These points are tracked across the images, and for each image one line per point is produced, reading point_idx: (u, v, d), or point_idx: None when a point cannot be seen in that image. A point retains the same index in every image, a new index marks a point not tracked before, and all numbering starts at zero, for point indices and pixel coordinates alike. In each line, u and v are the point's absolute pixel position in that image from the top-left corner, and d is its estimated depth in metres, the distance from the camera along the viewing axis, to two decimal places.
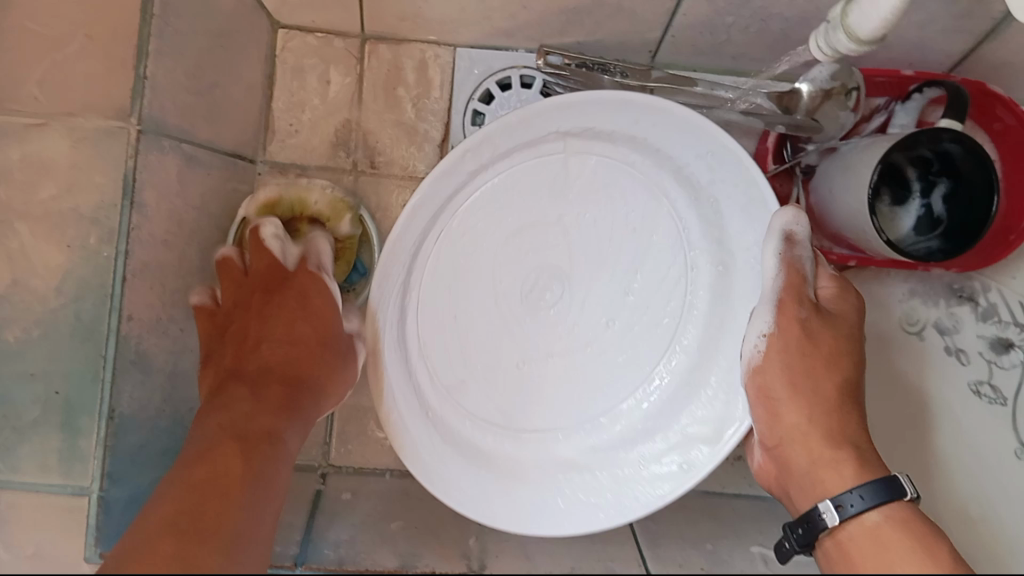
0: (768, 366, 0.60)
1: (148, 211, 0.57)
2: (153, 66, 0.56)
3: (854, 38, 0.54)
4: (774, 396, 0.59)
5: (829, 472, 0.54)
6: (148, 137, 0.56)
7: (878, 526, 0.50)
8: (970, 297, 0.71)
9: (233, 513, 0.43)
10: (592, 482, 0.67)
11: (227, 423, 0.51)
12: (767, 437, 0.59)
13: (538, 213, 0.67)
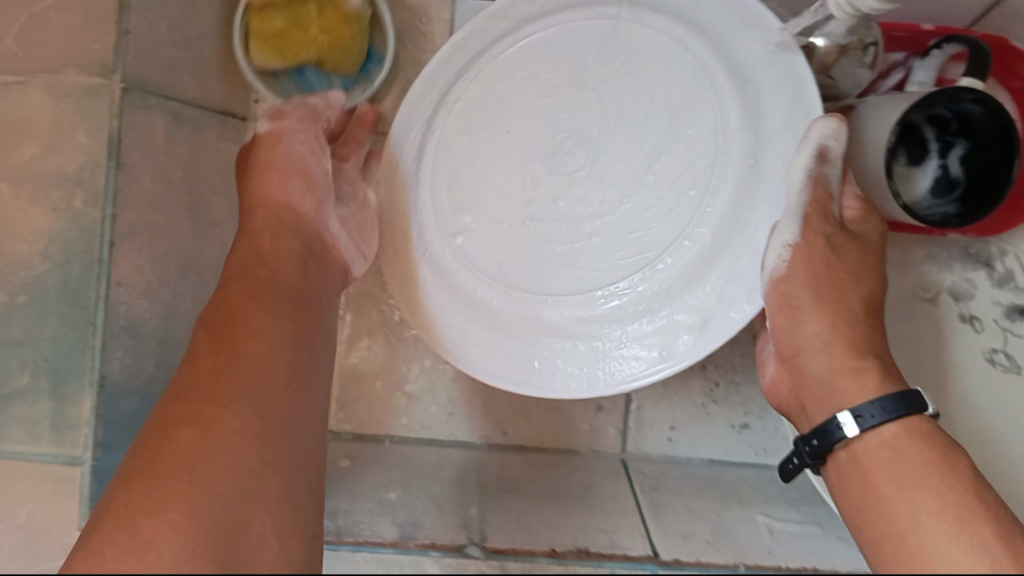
0: (792, 276, 0.56)
1: (136, 172, 0.54)
2: (136, 19, 0.54)
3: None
4: (796, 304, 0.56)
5: (843, 380, 0.52)
6: (132, 96, 0.53)
7: (898, 439, 0.47)
8: (986, 262, 0.69)
9: (206, 441, 0.38)
10: (572, 350, 0.63)
11: (249, 363, 0.43)
12: (786, 346, 0.56)
13: (575, 70, 0.61)
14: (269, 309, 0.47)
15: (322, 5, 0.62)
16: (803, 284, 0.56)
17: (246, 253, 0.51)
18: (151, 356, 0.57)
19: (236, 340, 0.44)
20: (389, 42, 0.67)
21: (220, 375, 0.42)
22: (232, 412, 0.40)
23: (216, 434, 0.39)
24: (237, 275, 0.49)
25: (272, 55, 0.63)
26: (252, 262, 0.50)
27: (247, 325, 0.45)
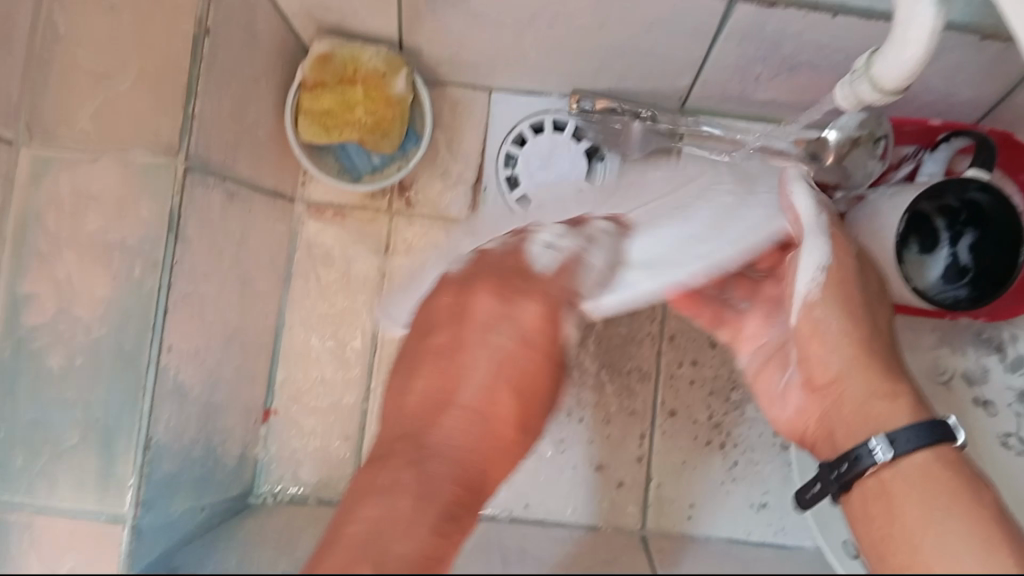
0: (828, 298, 0.57)
1: (192, 245, 0.58)
2: (201, 104, 0.58)
3: (874, 92, 0.46)
4: (836, 326, 0.57)
5: (882, 403, 0.53)
6: (194, 174, 0.58)
7: (927, 465, 0.49)
8: (998, 347, 0.71)
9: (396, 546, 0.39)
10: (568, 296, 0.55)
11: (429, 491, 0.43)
12: (821, 373, 0.57)
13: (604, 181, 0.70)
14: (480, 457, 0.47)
15: (367, 88, 0.66)
16: (839, 308, 0.57)
17: (498, 387, 0.49)
18: (193, 422, 0.60)
19: (451, 476, 0.45)
20: (428, 121, 0.70)
21: (407, 495, 0.42)
22: (416, 531, 0.41)
23: (392, 542, 0.39)
24: (442, 410, 0.48)
25: (319, 132, 0.67)
26: (477, 389, 0.49)
27: (445, 450, 0.46)
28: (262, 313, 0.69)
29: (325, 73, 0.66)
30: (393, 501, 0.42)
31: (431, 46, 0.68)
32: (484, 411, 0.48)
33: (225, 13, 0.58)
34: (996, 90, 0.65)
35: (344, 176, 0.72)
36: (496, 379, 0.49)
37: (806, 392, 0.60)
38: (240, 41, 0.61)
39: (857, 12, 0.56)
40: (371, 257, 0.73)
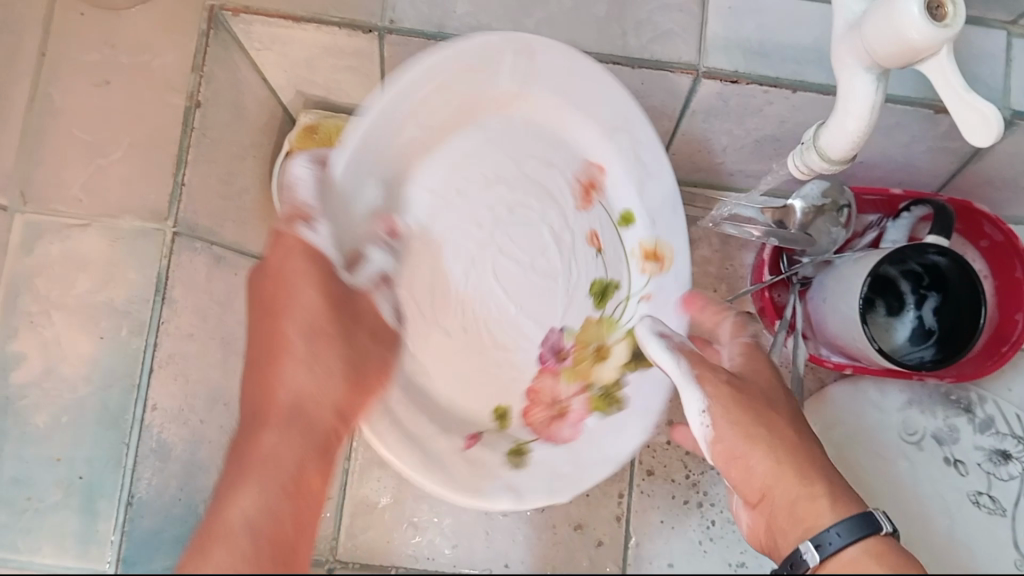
0: (721, 435, 0.54)
1: (178, 306, 0.59)
2: (190, 173, 0.60)
3: (827, 161, 0.48)
4: (738, 447, 0.54)
5: (804, 502, 0.52)
6: (182, 239, 0.60)
7: (857, 560, 0.47)
8: (967, 408, 0.72)
9: (244, 536, 0.40)
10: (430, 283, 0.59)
11: (275, 461, 0.43)
12: (752, 485, 0.54)
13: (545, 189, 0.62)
14: (304, 446, 0.45)
15: None
16: (733, 423, 0.54)
17: (330, 369, 0.49)
18: (176, 479, 0.60)
19: (282, 461, 0.44)
20: None
21: (251, 477, 0.42)
22: (268, 522, 0.41)
23: (235, 533, 0.40)
24: (276, 403, 0.47)
25: None
26: (302, 371, 0.48)
27: (269, 455, 0.44)
28: None
29: (310, 143, 0.69)
30: (238, 500, 0.42)
31: None
32: (308, 393, 0.47)
33: (215, 87, 0.62)
34: (947, 157, 0.68)
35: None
36: (326, 362, 0.49)
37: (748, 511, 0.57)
38: (230, 114, 0.64)
39: (811, 89, 0.62)
40: None
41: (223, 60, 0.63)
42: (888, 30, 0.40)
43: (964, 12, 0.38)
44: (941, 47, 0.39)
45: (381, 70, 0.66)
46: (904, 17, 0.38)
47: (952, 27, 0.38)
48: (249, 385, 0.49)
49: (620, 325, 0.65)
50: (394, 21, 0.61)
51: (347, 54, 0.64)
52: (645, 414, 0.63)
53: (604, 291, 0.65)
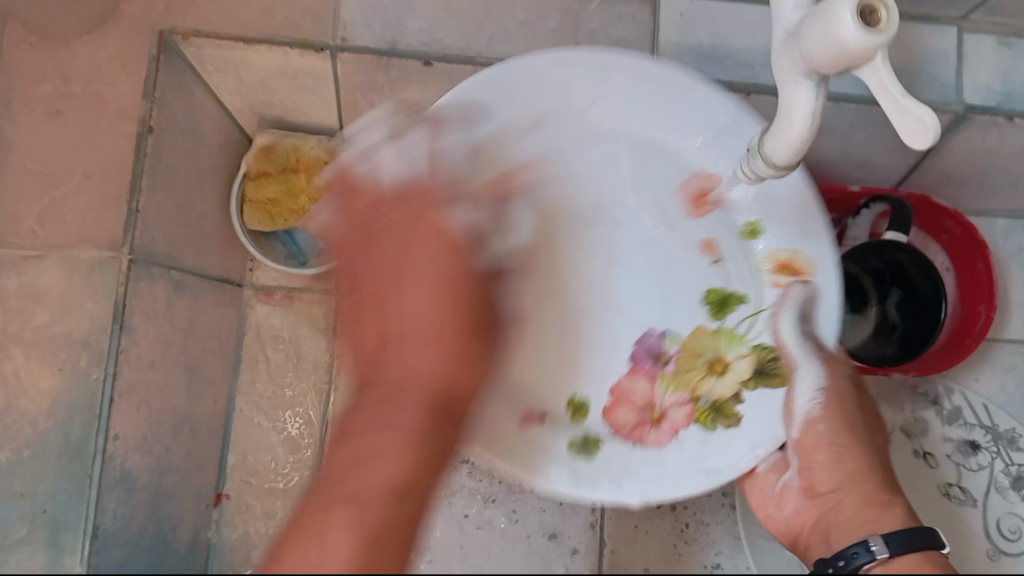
0: (826, 415, 0.57)
1: (138, 334, 0.59)
2: (145, 199, 0.60)
3: (774, 167, 0.49)
4: (836, 443, 0.56)
5: (875, 513, 0.52)
6: (139, 266, 0.59)
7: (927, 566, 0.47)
8: (934, 400, 0.73)
9: (382, 479, 0.38)
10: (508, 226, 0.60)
11: (424, 385, 0.42)
12: (822, 480, 0.56)
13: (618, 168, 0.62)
14: (448, 379, 0.43)
15: (312, 177, 0.69)
16: (837, 425, 0.56)
17: (427, 311, 0.44)
18: (144, 507, 0.60)
19: (369, 399, 0.43)
20: None
21: (383, 403, 0.42)
22: (414, 445, 0.40)
23: (374, 499, 0.37)
24: (388, 346, 0.44)
25: (265, 221, 0.70)
26: (387, 312, 0.45)
27: (415, 393, 0.42)
28: (211, 398, 0.69)
29: (269, 164, 0.69)
30: (367, 442, 0.40)
31: None
32: (402, 315, 0.44)
33: (169, 113, 0.61)
34: (907, 152, 0.69)
35: (290, 261, 0.73)
36: (416, 298, 0.45)
37: (803, 499, 0.57)
38: (185, 138, 0.64)
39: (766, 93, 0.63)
40: (319, 337, 0.73)
41: (176, 86, 0.62)
42: (825, 42, 0.40)
43: (897, 19, 0.39)
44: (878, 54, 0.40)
45: (337, 90, 0.66)
46: (841, 30, 0.39)
47: (885, 33, 0.39)
48: (362, 341, 0.46)
49: (743, 339, 0.61)
50: (346, 40, 0.61)
51: (302, 75, 0.64)
52: (764, 438, 0.58)
53: (723, 303, 0.62)
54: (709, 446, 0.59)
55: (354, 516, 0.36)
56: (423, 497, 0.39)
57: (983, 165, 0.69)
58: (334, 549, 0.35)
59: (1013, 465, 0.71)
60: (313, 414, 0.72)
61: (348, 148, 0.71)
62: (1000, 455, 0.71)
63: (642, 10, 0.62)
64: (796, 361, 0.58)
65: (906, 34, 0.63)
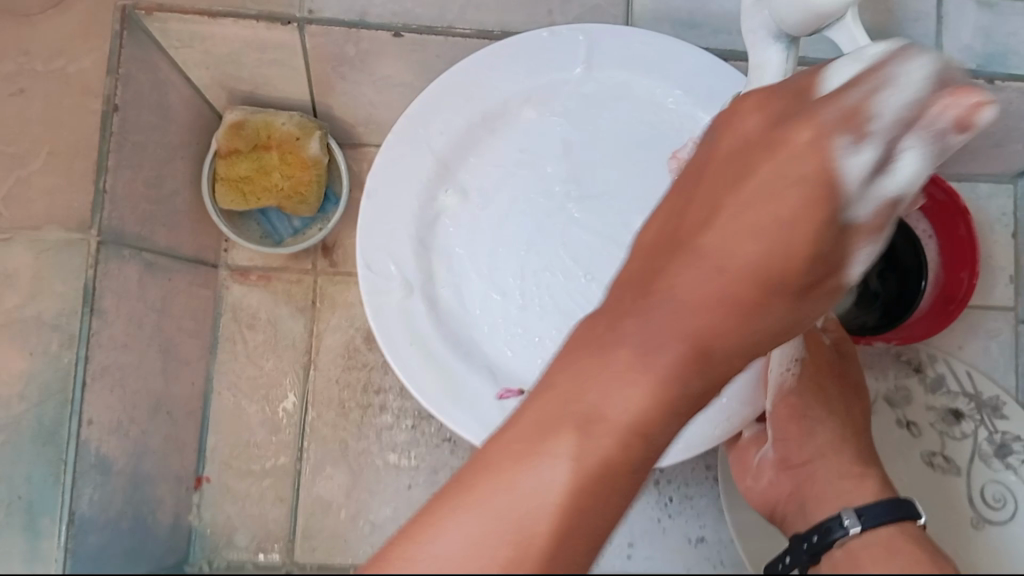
0: (801, 386, 0.62)
1: (109, 317, 0.58)
2: (112, 180, 0.58)
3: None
4: (810, 416, 0.61)
5: (849, 483, 0.55)
6: (108, 248, 0.58)
7: (891, 535, 0.48)
8: (918, 367, 0.72)
9: (616, 414, 0.33)
10: (432, 227, 0.61)
11: (694, 307, 0.36)
12: (798, 452, 0.60)
13: (579, 138, 0.62)
14: (765, 284, 0.37)
15: (283, 153, 0.68)
16: (811, 397, 0.62)
17: (806, 213, 0.37)
18: (121, 493, 0.60)
19: (613, 301, 0.38)
20: (345, 182, 0.71)
21: (637, 304, 0.36)
22: (664, 376, 0.35)
23: (608, 434, 0.33)
24: (692, 241, 0.38)
25: (236, 199, 0.69)
26: (717, 210, 0.38)
27: (685, 301, 0.36)
28: (188, 380, 0.68)
29: (238, 141, 0.68)
30: (592, 350, 0.35)
31: (345, 111, 0.71)
32: (789, 213, 0.37)
33: (135, 90, 0.60)
34: None
35: (265, 241, 0.72)
36: (779, 200, 0.37)
37: (780, 469, 0.60)
38: (152, 116, 0.62)
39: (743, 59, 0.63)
40: (297, 316, 0.72)
41: (141, 61, 0.61)
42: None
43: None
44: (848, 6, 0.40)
45: (307, 63, 0.64)
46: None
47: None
48: (651, 238, 0.40)
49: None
50: (313, 12, 0.60)
51: (270, 49, 0.63)
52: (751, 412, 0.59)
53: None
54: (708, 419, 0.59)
55: (576, 447, 0.32)
56: (661, 442, 0.35)
57: None
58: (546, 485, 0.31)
59: (997, 433, 0.70)
60: (292, 396, 0.71)
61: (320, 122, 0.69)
62: (984, 423, 0.71)
63: None
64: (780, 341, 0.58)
65: None
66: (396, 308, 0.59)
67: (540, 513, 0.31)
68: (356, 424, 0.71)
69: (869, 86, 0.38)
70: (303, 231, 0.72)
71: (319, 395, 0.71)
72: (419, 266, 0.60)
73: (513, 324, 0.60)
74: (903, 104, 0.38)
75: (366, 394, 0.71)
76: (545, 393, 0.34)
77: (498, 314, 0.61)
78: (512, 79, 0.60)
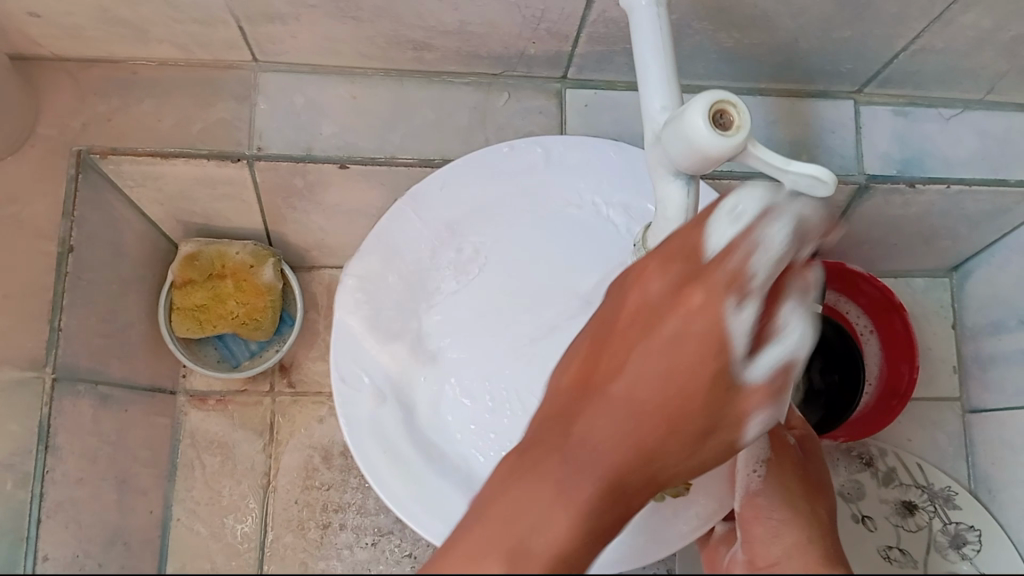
0: (768, 485, 0.57)
1: (64, 453, 0.59)
2: (68, 319, 0.60)
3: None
4: (774, 519, 0.54)
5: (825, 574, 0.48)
6: (63, 384, 0.60)
7: None
8: (869, 461, 0.75)
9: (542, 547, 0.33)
10: (396, 329, 0.57)
11: (603, 453, 0.37)
12: (764, 555, 0.52)
13: (540, 232, 0.59)
14: (671, 429, 0.38)
15: (238, 281, 0.71)
16: (777, 496, 0.56)
17: (698, 367, 0.39)
18: None
19: (537, 435, 0.38)
20: (299, 305, 0.74)
21: (552, 456, 0.36)
22: (588, 513, 0.35)
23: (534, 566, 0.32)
24: (603, 388, 0.39)
25: (193, 327, 0.71)
26: (625, 361, 0.39)
27: (597, 453, 0.37)
28: (146, 508, 0.68)
29: (193, 270, 0.70)
30: (522, 484, 0.35)
31: (299, 237, 0.73)
32: (687, 365, 0.39)
33: (90, 231, 0.63)
34: None
35: (222, 365, 0.74)
36: (678, 355, 0.39)
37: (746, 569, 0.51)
38: (110, 251, 0.65)
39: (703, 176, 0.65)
40: (255, 438, 0.74)
41: (97, 203, 0.63)
42: (683, 143, 0.42)
43: (748, 113, 0.41)
44: (739, 150, 0.42)
45: (257, 196, 0.67)
46: (694, 124, 0.41)
47: (738, 134, 0.41)
48: (570, 383, 0.40)
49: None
50: (261, 148, 0.62)
51: (221, 184, 0.65)
52: (709, 509, 0.57)
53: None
54: (667, 518, 0.57)
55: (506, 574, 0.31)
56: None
57: (891, 227, 0.72)
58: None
59: (951, 524, 0.72)
60: (252, 518, 0.72)
61: (274, 250, 0.72)
62: (938, 514, 0.72)
63: (549, 103, 0.66)
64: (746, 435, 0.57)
65: (803, 112, 0.66)
66: (371, 423, 0.55)
67: None
68: (316, 545, 0.71)
69: (745, 250, 0.40)
70: (260, 355, 0.74)
71: (278, 516, 0.72)
72: (384, 374, 0.57)
73: (486, 430, 0.55)
74: (772, 263, 0.40)
75: (325, 512, 0.72)
76: (483, 523, 0.34)
77: (470, 419, 0.56)
78: (478, 188, 0.59)
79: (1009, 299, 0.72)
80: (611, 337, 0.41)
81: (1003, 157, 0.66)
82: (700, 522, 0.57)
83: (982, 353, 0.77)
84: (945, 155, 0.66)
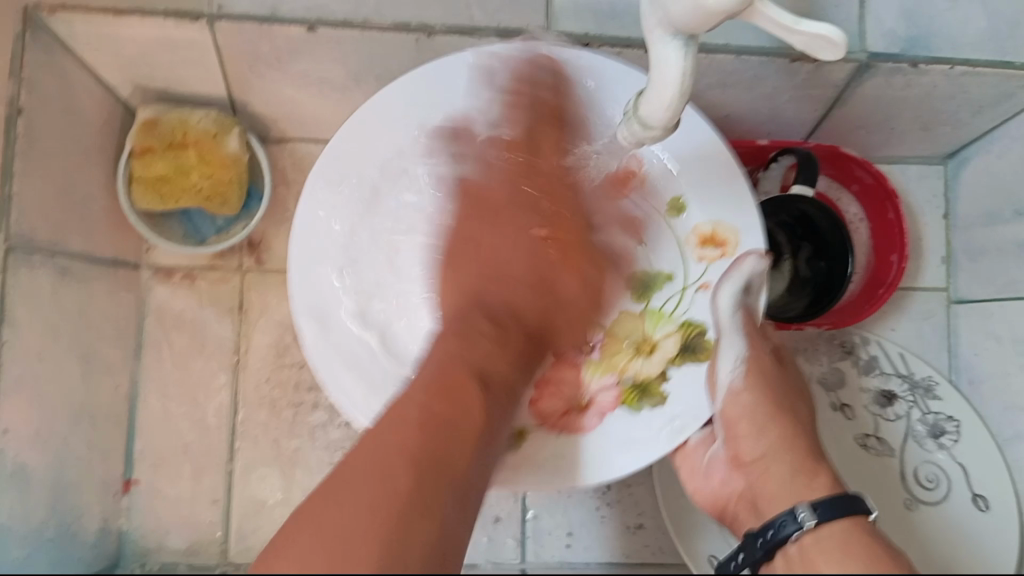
0: (752, 386, 0.57)
1: (21, 327, 0.56)
2: (20, 186, 0.57)
3: (650, 129, 0.47)
4: (762, 413, 0.56)
5: (802, 483, 0.51)
6: (17, 255, 0.56)
7: (843, 530, 0.46)
8: (851, 351, 0.75)
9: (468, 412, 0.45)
10: (354, 262, 0.60)
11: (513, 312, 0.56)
12: (747, 451, 0.55)
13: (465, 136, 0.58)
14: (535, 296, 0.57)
15: (201, 152, 0.67)
16: (759, 394, 0.57)
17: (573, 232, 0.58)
18: (42, 500, 0.58)
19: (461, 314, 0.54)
20: (267, 179, 0.70)
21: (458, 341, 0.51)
22: (499, 360, 0.52)
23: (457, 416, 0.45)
24: (502, 272, 0.57)
25: (154, 200, 0.67)
26: (493, 251, 0.58)
27: (500, 317, 0.55)
28: (111, 386, 0.67)
29: (152, 138, 0.67)
30: (430, 375, 0.47)
31: (267, 104, 0.69)
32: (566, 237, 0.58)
33: (40, 92, 0.58)
34: (815, 99, 0.68)
35: (188, 240, 0.71)
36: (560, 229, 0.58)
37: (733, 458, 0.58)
38: (61, 115, 0.61)
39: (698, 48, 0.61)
40: (225, 316, 0.71)
41: (47, 65, 0.59)
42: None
43: None
44: (743, 7, 0.38)
45: (220, 59, 0.62)
46: None
47: None
48: (469, 268, 0.57)
49: (670, 317, 0.61)
50: (223, 7, 0.57)
51: (180, 45, 0.60)
52: (682, 418, 0.59)
53: (650, 285, 0.61)
54: (638, 427, 0.59)
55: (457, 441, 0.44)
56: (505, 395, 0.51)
57: (892, 108, 0.68)
58: (454, 461, 0.43)
59: (930, 414, 0.72)
60: (224, 396, 0.70)
61: (237, 119, 0.68)
62: (916, 404, 0.72)
63: None
64: (722, 332, 0.58)
65: None
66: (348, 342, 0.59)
67: (437, 471, 0.41)
68: (289, 425, 0.70)
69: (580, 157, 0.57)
70: (228, 232, 0.71)
71: (250, 395, 0.71)
72: (355, 307, 0.60)
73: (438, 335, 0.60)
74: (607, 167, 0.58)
75: (297, 392, 0.71)
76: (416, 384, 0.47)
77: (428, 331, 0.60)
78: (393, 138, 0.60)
79: (1005, 189, 0.69)
80: (489, 236, 0.58)
81: (1015, 36, 0.62)
82: (676, 432, 0.59)
83: (971, 243, 0.75)
84: (952, 34, 0.62)
